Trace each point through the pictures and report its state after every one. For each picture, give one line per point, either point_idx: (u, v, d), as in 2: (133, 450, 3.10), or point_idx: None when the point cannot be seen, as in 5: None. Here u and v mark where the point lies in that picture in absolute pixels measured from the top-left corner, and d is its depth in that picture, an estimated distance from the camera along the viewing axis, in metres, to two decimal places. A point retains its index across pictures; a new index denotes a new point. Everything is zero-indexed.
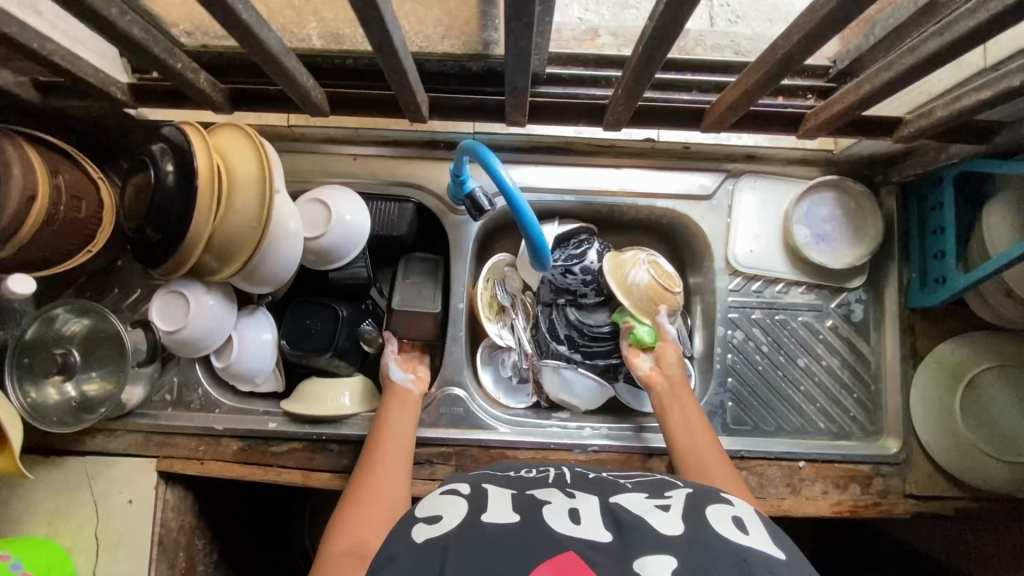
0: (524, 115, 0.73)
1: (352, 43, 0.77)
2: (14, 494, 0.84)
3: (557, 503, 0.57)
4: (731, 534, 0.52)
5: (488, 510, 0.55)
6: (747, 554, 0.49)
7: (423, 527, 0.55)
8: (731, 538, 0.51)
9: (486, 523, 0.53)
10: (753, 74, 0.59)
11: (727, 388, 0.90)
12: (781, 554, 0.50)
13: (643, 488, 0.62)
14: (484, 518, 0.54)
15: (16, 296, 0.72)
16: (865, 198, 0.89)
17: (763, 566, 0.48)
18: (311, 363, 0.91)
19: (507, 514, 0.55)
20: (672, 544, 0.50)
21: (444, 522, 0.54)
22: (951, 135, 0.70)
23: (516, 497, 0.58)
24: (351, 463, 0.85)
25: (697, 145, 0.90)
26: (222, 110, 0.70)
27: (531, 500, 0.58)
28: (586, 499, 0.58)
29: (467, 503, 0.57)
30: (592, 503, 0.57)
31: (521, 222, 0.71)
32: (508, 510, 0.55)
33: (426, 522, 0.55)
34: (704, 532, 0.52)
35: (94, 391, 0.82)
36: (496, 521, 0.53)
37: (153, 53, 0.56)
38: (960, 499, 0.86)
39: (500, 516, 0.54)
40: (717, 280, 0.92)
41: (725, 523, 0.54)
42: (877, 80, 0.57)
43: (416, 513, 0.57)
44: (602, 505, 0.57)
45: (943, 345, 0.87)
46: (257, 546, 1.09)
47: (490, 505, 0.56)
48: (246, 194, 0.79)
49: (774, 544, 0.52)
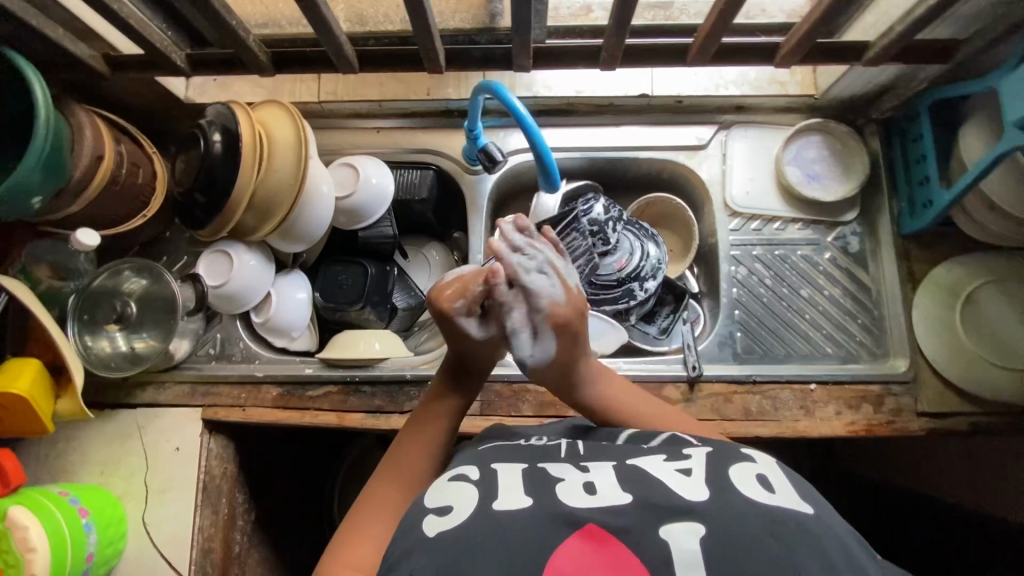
0: (529, 60, 0.82)
1: (374, 22, 0.89)
2: (70, 447, 0.91)
3: (570, 479, 0.54)
4: (756, 494, 0.49)
5: (500, 497, 0.52)
6: (777, 514, 0.47)
7: (434, 519, 0.52)
8: (756, 497, 0.49)
9: (498, 513, 0.50)
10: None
11: (735, 321, 0.95)
12: (809, 508, 0.49)
13: (660, 449, 0.59)
14: (496, 507, 0.51)
15: (82, 247, 0.80)
16: (849, 137, 0.96)
17: (795, 525, 0.46)
18: (342, 317, 0.99)
19: (519, 498, 0.52)
20: (696, 512, 0.48)
21: (454, 512, 0.51)
22: (912, 54, 0.78)
23: (527, 474, 0.55)
24: (383, 402, 0.91)
25: (690, 99, 0.98)
26: (267, 72, 0.82)
27: (543, 475, 0.55)
28: (601, 470, 0.55)
29: (477, 490, 0.53)
30: (608, 471, 0.54)
31: (537, 150, 0.83)
32: (520, 493, 0.52)
33: (436, 512, 0.52)
34: (728, 494, 0.49)
35: (145, 347, 0.89)
36: (509, 508, 0.51)
37: (213, 6, 0.67)
38: (973, 414, 0.87)
39: (512, 503, 0.51)
40: (717, 221, 0.99)
41: (748, 482, 0.51)
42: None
43: (425, 503, 0.54)
44: (619, 469, 0.54)
45: (939, 267, 0.91)
46: (289, 514, 1.12)
47: (500, 488, 0.53)
48: (284, 156, 0.86)
49: (800, 496, 0.50)
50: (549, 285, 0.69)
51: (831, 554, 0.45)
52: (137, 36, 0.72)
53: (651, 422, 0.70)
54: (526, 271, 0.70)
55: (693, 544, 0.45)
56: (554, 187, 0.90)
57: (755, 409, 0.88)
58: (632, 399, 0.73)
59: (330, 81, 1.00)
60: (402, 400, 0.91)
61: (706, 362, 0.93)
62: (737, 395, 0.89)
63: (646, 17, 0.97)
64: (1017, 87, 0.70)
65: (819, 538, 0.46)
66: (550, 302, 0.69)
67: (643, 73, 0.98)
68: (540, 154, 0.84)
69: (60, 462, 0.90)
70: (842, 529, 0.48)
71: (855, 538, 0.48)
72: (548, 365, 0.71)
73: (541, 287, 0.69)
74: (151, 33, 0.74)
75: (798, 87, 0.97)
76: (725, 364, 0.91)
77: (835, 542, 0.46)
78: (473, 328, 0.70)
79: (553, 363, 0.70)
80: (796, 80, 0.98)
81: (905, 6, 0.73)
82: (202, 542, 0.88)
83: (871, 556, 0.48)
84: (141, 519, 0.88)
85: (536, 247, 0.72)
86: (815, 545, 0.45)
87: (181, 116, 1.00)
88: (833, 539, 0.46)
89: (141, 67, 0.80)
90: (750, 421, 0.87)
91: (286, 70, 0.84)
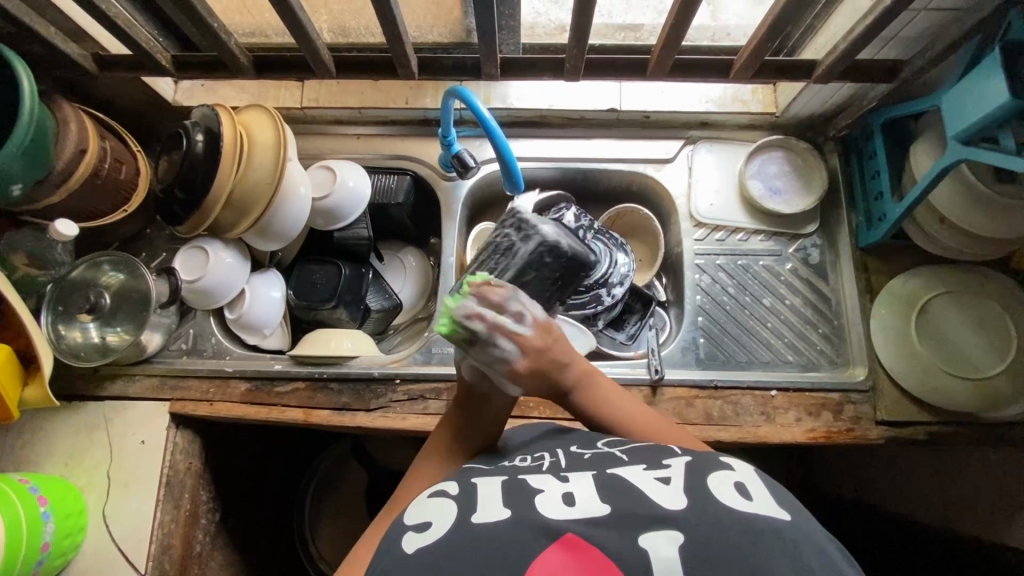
0: (497, 68, 0.86)
1: (356, 34, 0.94)
2: (34, 438, 0.91)
3: (550, 490, 0.54)
4: (734, 503, 0.49)
5: (480, 509, 0.52)
6: (754, 522, 0.47)
7: (414, 536, 0.52)
8: (734, 505, 0.49)
9: (474, 529, 0.50)
10: (674, 11, 0.73)
11: (698, 326, 0.97)
12: (786, 514, 0.49)
13: (640, 458, 0.59)
14: (475, 520, 0.51)
15: (60, 237, 0.81)
16: (809, 154, 1.00)
17: (771, 532, 0.46)
18: (315, 315, 1.01)
19: (499, 510, 0.52)
20: (675, 522, 0.48)
21: (433, 528, 0.51)
22: (861, 74, 0.83)
23: (507, 488, 0.55)
24: (350, 400, 0.92)
25: (656, 114, 1.03)
26: (248, 74, 0.86)
27: (522, 487, 0.55)
28: (581, 481, 0.55)
29: (456, 505, 0.54)
30: (588, 483, 0.55)
31: (500, 152, 0.86)
32: (500, 504, 0.52)
33: (415, 530, 0.52)
34: (706, 504, 0.49)
35: (117, 340, 0.91)
36: (490, 520, 0.51)
37: (196, 8, 0.72)
38: (932, 424, 0.88)
39: (491, 514, 0.51)
40: (684, 232, 1.02)
41: (726, 490, 0.51)
42: (778, 9, 0.72)
43: (405, 522, 0.54)
44: (599, 480, 0.55)
45: (896, 279, 0.94)
46: (253, 516, 1.12)
47: (479, 502, 0.53)
48: (263, 155, 0.89)
49: (776, 502, 0.50)
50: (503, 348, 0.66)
51: (808, 559, 0.44)
52: (126, 36, 0.77)
53: (647, 433, 0.70)
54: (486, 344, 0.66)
55: (671, 551, 0.46)
56: (518, 188, 0.93)
57: (716, 414, 0.89)
58: (626, 406, 0.72)
59: (313, 88, 1.05)
60: (369, 398, 0.92)
61: (669, 368, 0.94)
62: (699, 399, 0.90)
63: (616, 37, 1.03)
64: (956, 103, 0.74)
65: (795, 545, 0.45)
66: (509, 362, 0.65)
67: (613, 89, 1.03)
68: (503, 155, 0.86)
69: (24, 453, 0.90)
70: (821, 536, 0.48)
71: (835, 544, 0.47)
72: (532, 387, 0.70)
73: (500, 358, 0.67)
74: (139, 35, 0.78)
75: (759, 106, 1.02)
76: (688, 368, 0.93)
77: (811, 547, 0.46)
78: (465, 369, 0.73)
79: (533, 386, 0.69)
80: (758, 99, 1.03)
81: (851, 26, 0.77)
82: (162, 538, 0.88)
83: (850, 561, 0.48)
84: (101, 512, 0.88)
85: (480, 307, 0.64)
86: (791, 554, 0.45)
87: (167, 117, 1.04)
88: (810, 545, 0.46)
89: (132, 69, 0.85)
90: (712, 425, 0.88)
91: (267, 74, 0.88)
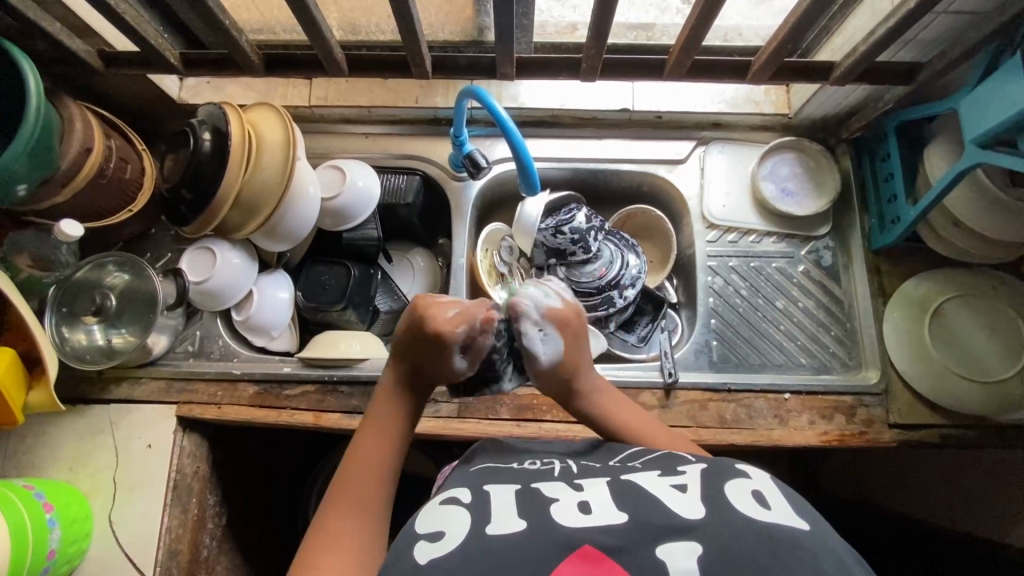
0: (512, 68, 0.84)
1: (366, 31, 0.93)
2: (39, 442, 0.89)
3: (565, 498, 0.53)
4: (750, 510, 0.49)
5: (494, 520, 0.51)
6: (772, 531, 0.47)
7: (426, 545, 0.50)
8: (751, 513, 0.48)
9: (491, 537, 0.49)
10: (694, 13, 0.72)
11: (711, 329, 0.97)
12: (805, 523, 0.48)
13: (654, 464, 0.59)
14: (489, 531, 0.50)
15: (64, 238, 0.79)
16: (822, 156, 0.99)
17: (790, 541, 0.46)
18: (323, 317, 1.00)
19: (514, 521, 0.51)
20: (693, 530, 0.47)
21: (447, 537, 0.50)
22: (877, 77, 0.83)
23: (522, 496, 0.54)
24: (360, 403, 0.91)
25: (668, 114, 1.02)
26: (258, 72, 0.85)
27: (536, 495, 0.54)
28: (596, 488, 0.54)
29: (470, 514, 0.53)
30: (605, 491, 0.54)
31: (516, 151, 0.84)
32: (515, 515, 0.51)
33: (428, 538, 0.51)
34: (725, 512, 0.49)
35: (122, 342, 0.89)
36: (505, 532, 0.50)
37: (207, 6, 0.70)
38: (944, 427, 0.88)
39: (505, 526, 0.50)
40: (696, 235, 1.01)
41: (743, 498, 0.50)
42: (800, 12, 0.71)
43: (416, 530, 0.53)
44: (614, 489, 0.54)
45: (908, 282, 0.94)
46: (261, 520, 1.11)
47: (493, 512, 0.52)
48: (271, 154, 0.87)
49: (794, 511, 0.50)
50: (544, 343, 0.72)
51: (828, 569, 0.44)
52: (134, 33, 0.75)
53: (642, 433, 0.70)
54: (532, 324, 0.72)
55: (689, 562, 0.45)
56: (534, 190, 0.91)
57: (729, 417, 0.89)
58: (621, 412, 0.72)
59: (322, 86, 1.03)
60: None
61: (682, 370, 0.94)
62: (712, 403, 0.90)
63: (627, 36, 1.01)
64: (975, 107, 0.74)
65: (814, 554, 0.45)
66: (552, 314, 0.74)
67: (625, 89, 1.03)
68: (520, 155, 0.85)
69: (28, 457, 0.89)
70: (837, 545, 0.47)
71: (854, 554, 0.47)
72: (561, 362, 0.73)
73: (540, 347, 0.72)
74: (147, 32, 0.77)
75: (772, 107, 1.02)
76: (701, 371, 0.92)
77: (829, 556, 0.45)
78: (460, 362, 0.70)
79: (563, 364, 0.73)
80: (771, 100, 1.03)
81: (869, 29, 0.77)
82: (170, 543, 0.86)
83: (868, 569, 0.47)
84: (108, 518, 0.86)
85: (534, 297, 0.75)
86: (810, 562, 0.44)
87: (172, 116, 1.02)
88: (828, 554, 0.45)
89: (139, 66, 0.83)
90: (726, 429, 0.88)
91: (277, 72, 0.86)
